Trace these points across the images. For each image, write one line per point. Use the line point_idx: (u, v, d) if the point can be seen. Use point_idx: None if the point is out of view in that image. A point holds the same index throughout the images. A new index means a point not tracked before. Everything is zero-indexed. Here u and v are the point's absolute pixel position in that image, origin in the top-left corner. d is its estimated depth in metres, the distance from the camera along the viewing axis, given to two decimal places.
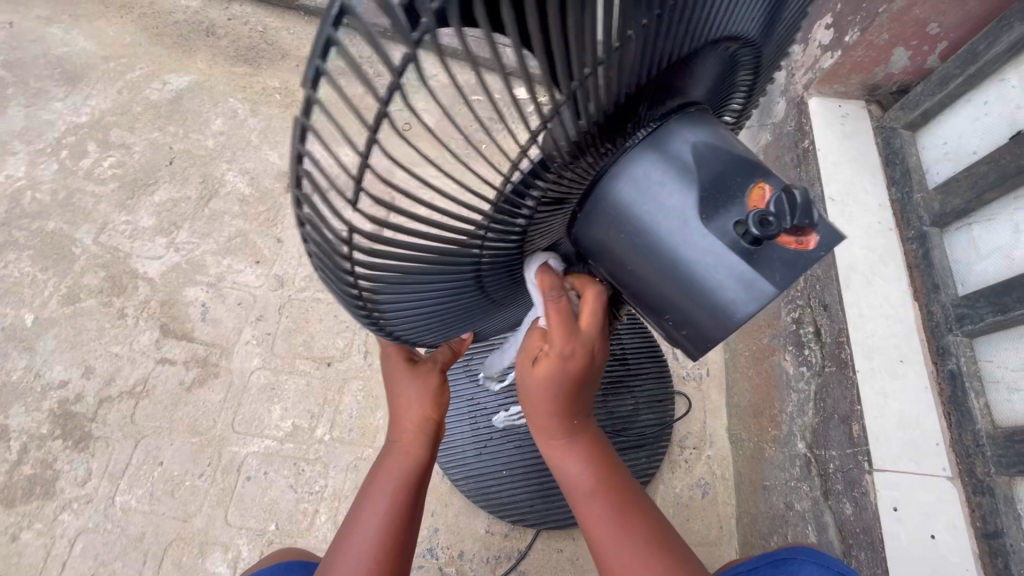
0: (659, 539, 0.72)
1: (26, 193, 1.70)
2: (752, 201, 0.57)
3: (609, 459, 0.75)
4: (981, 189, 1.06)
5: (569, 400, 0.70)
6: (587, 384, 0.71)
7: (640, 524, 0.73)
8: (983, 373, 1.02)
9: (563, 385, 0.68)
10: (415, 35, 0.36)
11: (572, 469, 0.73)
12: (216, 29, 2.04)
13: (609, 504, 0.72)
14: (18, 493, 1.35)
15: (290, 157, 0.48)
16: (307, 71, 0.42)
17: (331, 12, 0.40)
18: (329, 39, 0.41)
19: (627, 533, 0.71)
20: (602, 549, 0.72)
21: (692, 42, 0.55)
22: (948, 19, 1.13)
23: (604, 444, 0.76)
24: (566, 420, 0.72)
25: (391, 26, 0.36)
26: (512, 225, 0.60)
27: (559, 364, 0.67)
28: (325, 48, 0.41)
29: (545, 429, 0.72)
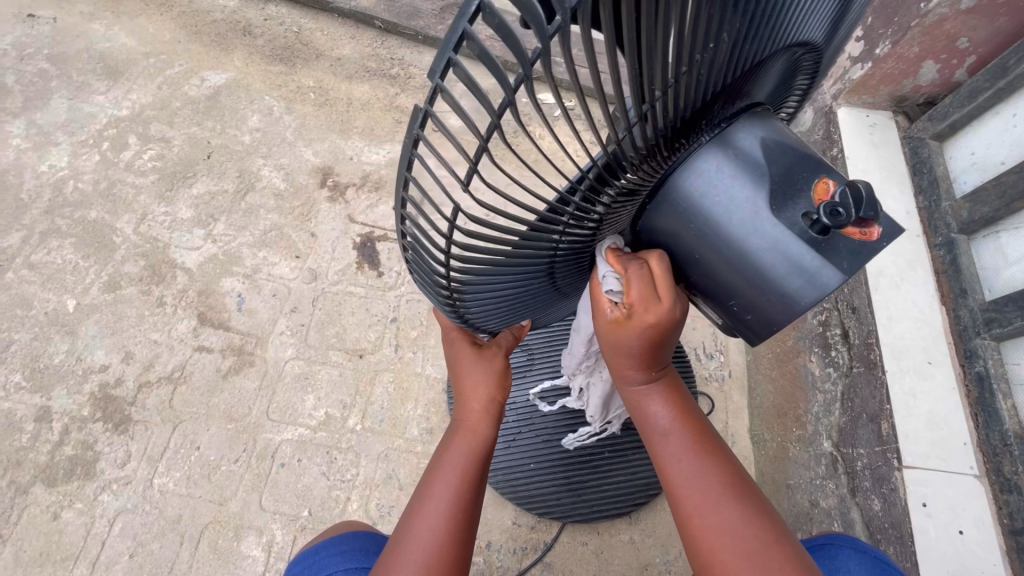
0: (738, 484, 0.73)
1: (68, 183, 1.75)
2: (818, 194, 0.62)
3: (688, 408, 0.79)
4: (1009, 199, 1.10)
5: (652, 353, 0.73)
6: (670, 342, 0.72)
7: (719, 468, 0.74)
8: (1010, 376, 1.05)
9: (645, 343, 0.71)
10: (550, 30, 0.41)
11: (652, 411, 0.78)
12: (254, 29, 2.11)
13: (687, 444, 0.75)
14: (59, 473, 1.38)
15: (409, 143, 0.57)
16: (438, 62, 0.48)
17: (468, 9, 0.45)
18: (463, 32, 0.46)
19: (703, 469, 0.74)
20: (679, 487, 0.73)
21: (768, 47, 0.61)
22: (978, 34, 1.17)
23: (684, 394, 0.80)
24: (647, 370, 0.76)
25: (532, 22, 0.40)
26: (591, 215, 0.65)
27: (642, 326, 0.69)
28: (457, 42, 0.47)
29: (625, 375, 0.77)
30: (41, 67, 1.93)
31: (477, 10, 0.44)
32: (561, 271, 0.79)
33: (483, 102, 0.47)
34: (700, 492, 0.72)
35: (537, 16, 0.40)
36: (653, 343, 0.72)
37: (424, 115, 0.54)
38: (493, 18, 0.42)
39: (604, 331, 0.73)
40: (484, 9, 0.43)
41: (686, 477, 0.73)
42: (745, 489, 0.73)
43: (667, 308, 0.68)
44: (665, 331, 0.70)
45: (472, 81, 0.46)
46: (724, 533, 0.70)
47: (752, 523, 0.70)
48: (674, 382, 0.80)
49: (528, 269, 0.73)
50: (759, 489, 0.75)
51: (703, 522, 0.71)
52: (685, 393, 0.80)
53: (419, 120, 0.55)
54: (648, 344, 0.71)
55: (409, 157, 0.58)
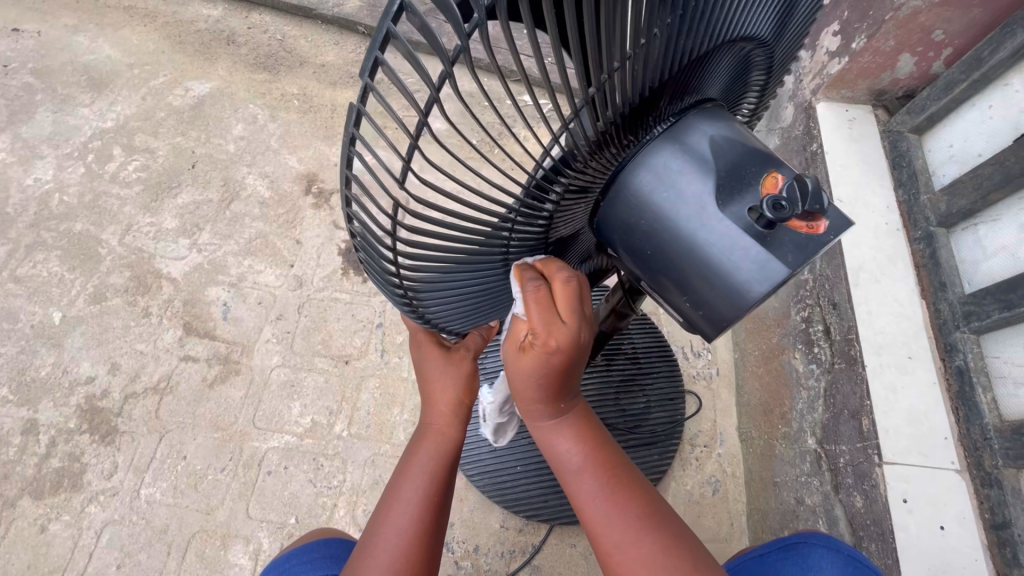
0: (652, 515, 0.75)
1: (54, 196, 1.75)
2: (766, 188, 0.63)
3: (598, 439, 0.81)
4: (986, 190, 1.10)
5: (558, 383, 0.75)
6: (575, 369, 0.75)
7: (633, 501, 0.76)
8: (990, 369, 1.05)
9: (551, 371, 0.73)
10: (467, 27, 0.42)
11: (563, 448, 0.79)
12: (237, 38, 2.12)
13: (600, 481, 0.77)
14: (47, 485, 1.39)
15: (346, 142, 0.57)
16: (367, 60, 0.49)
17: (392, 9, 0.46)
18: (388, 32, 0.46)
19: (617, 507, 0.75)
20: (595, 523, 0.75)
21: (708, 41, 0.61)
22: (953, 26, 1.16)
23: (595, 426, 0.82)
24: (555, 401, 0.78)
25: (448, 20, 0.41)
26: (539, 211, 0.66)
27: (545, 358, 0.71)
28: (384, 40, 0.48)
29: (534, 411, 0.78)
30: (26, 81, 1.93)
31: (401, 9, 0.45)
32: None
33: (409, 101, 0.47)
34: (619, 530, 0.74)
35: (453, 15, 0.41)
36: (557, 375, 0.73)
37: (358, 113, 0.54)
38: (415, 17, 0.43)
39: (511, 361, 0.74)
40: (406, 8, 0.43)
41: (602, 514, 0.75)
42: (660, 519, 0.75)
43: (573, 331, 0.71)
44: (571, 357, 0.72)
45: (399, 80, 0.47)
46: (645, 568, 0.71)
47: (670, 557, 0.72)
48: (584, 415, 0.82)
49: (482, 268, 0.74)
50: (676, 517, 0.77)
51: (624, 559, 0.72)
52: (598, 426, 0.82)
53: (354, 118, 0.55)
54: (554, 372, 0.73)
55: (348, 156, 0.59)
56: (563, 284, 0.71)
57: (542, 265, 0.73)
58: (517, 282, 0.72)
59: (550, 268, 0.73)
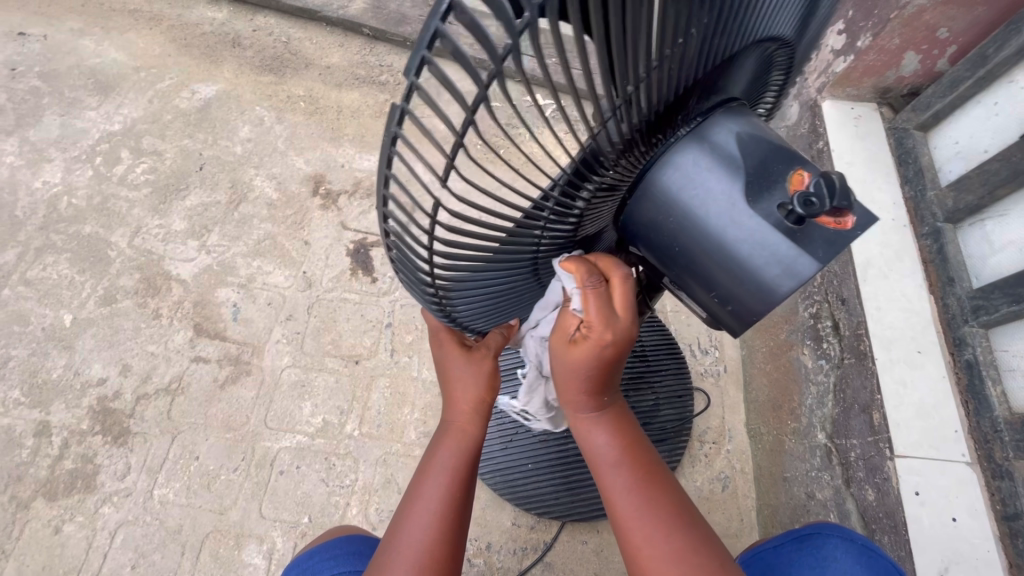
0: (682, 513, 0.77)
1: (63, 199, 1.76)
2: (793, 185, 0.64)
3: (633, 437, 0.83)
4: (993, 185, 1.11)
5: (605, 377, 0.76)
6: (619, 366, 0.77)
7: (664, 498, 0.77)
8: (999, 362, 1.06)
9: (601, 364, 0.74)
10: (518, 26, 0.44)
11: (598, 440, 0.81)
12: (242, 40, 2.13)
13: (632, 476, 0.79)
14: (60, 487, 1.39)
15: (388, 139, 0.59)
16: (413, 60, 0.51)
17: (438, 8, 0.47)
18: (435, 31, 0.48)
19: (647, 502, 0.77)
20: (623, 517, 0.77)
21: (737, 41, 0.63)
22: (957, 24, 1.18)
23: (630, 423, 0.85)
24: (596, 397, 0.80)
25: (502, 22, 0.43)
26: (570, 210, 0.67)
27: (598, 348, 0.73)
28: (430, 39, 0.49)
29: (574, 402, 0.81)
30: (33, 84, 1.94)
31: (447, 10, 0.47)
32: (545, 267, 0.81)
33: (458, 100, 0.51)
34: (647, 525, 0.75)
35: (507, 16, 0.43)
36: (605, 369, 0.75)
37: (401, 112, 0.56)
38: (464, 17, 0.45)
39: (562, 351, 0.75)
40: (455, 7, 0.45)
41: (632, 507, 0.76)
42: (690, 518, 0.77)
43: (627, 329, 0.73)
44: (621, 352, 0.74)
45: (448, 79, 0.50)
46: (672, 563, 0.72)
47: (696, 554, 0.73)
48: (620, 413, 0.85)
49: (512, 266, 0.75)
50: (703, 519, 0.78)
51: (652, 555, 0.73)
52: (632, 426, 0.84)
53: (396, 117, 0.56)
54: (602, 364, 0.74)
55: (388, 154, 0.60)
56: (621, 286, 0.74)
57: (600, 262, 0.76)
58: (575, 272, 0.73)
59: (606, 266, 0.75)
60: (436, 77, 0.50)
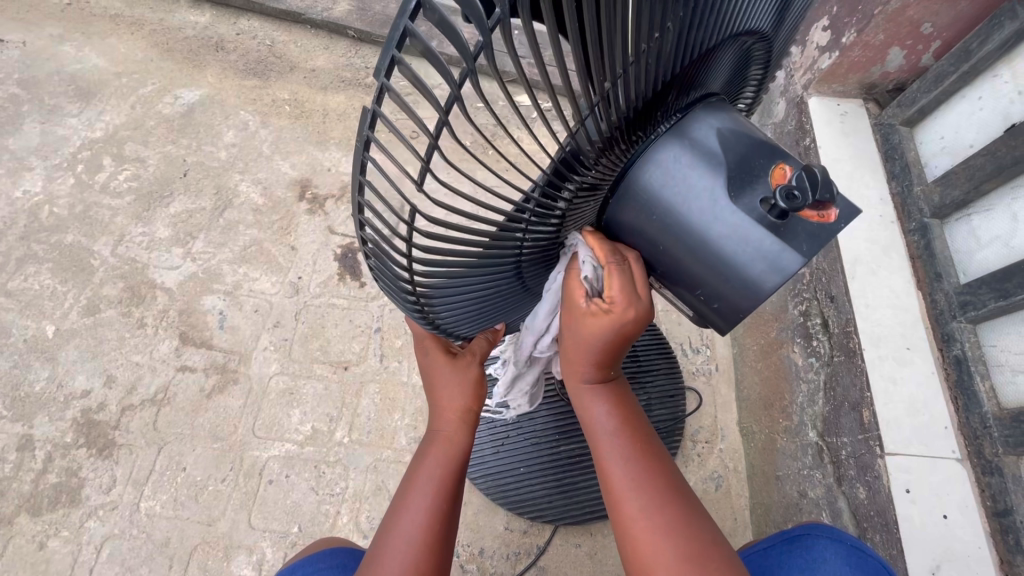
0: (677, 489, 0.77)
1: (44, 208, 1.73)
2: (775, 179, 0.63)
3: (633, 412, 0.84)
4: (979, 180, 1.10)
5: (614, 349, 0.78)
6: (633, 340, 0.78)
7: (659, 473, 0.78)
8: (988, 357, 1.06)
9: (618, 335, 0.75)
10: (489, 24, 0.43)
11: (598, 410, 0.83)
12: (226, 44, 2.10)
13: (628, 446, 0.80)
14: (44, 502, 1.37)
15: (359, 146, 0.58)
16: (383, 61, 0.51)
17: (408, 7, 0.47)
18: (405, 30, 0.48)
19: (642, 472, 0.77)
20: (616, 484, 0.77)
21: (714, 35, 0.62)
22: (941, 18, 1.17)
23: (630, 400, 0.86)
24: (599, 368, 0.82)
25: (472, 17, 0.42)
26: (551, 212, 0.67)
27: (617, 319, 0.73)
28: (400, 40, 0.49)
29: (578, 372, 0.82)
30: (12, 91, 1.91)
31: (417, 8, 0.47)
32: (529, 271, 0.80)
33: (431, 100, 0.49)
34: (640, 493, 0.75)
35: (475, 11, 0.42)
36: (618, 340, 0.76)
37: (372, 116, 0.55)
38: (433, 15, 0.44)
39: (583, 322, 0.77)
40: (425, 6, 0.44)
41: (625, 476, 0.77)
42: (684, 495, 0.77)
43: (646, 308, 0.73)
44: (637, 326, 0.75)
45: (418, 78, 0.49)
46: (662, 532, 0.72)
47: (686, 524, 0.73)
48: (621, 390, 0.86)
49: (494, 271, 0.74)
50: (694, 497, 0.78)
51: (641, 519, 0.74)
52: (632, 403, 0.85)
53: (368, 121, 0.56)
54: (620, 336, 0.76)
55: (360, 160, 0.59)
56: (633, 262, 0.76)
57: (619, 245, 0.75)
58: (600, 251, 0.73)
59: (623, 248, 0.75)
60: (405, 77, 0.49)
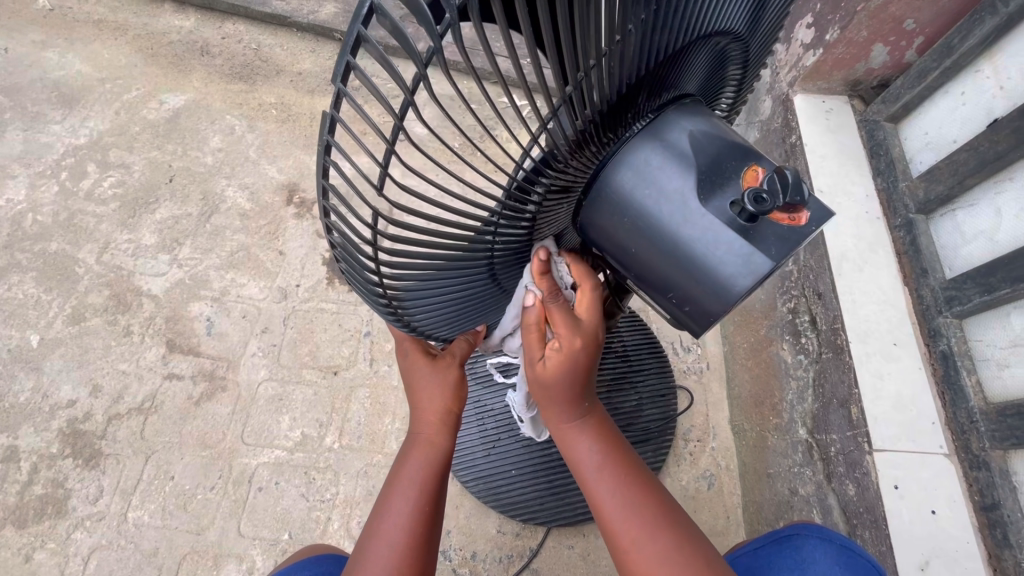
0: (666, 511, 0.77)
1: (27, 216, 1.71)
2: (747, 181, 0.64)
3: (614, 438, 0.82)
4: (962, 175, 1.10)
5: (580, 384, 0.78)
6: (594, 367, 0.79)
7: (648, 497, 0.77)
8: (974, 352, 1.06)
9: (576, 373, 0.77)
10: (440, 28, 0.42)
11: (581, 447, 0.80)
12: (211, 48, 2.08)
13: (616, 479, 0.78)
14: (30, 514, 1.36)
15: (321, 149, 0.57)
16: (338, 66, 0.50)
17: (361, 11, 0.46)
18: (359, 35, 0.47)
19: (632, 504, 0.76)
20: (610, 522, 0.76)
21: (684, 35, 0.62)
22: (923, 14, 1.17)
23: (610, 424, 0.83)
24: (574, 402, 0.79)
25: (421, 20, 0.41)
26: (521, 213, 0.66)
27: (568, 359, 0.75)
28: (355, 44, 0.49)
29: (555, 411, 0.80)
30: None
31: (370, 12, 0.46)
32: (504, 273, 0.80)
33: (386, 106, 0.48)
34: (633, 527, 0.75)
35: (425, 16, 0.41)
36: (580, 374, 0.77)
37: (332, 120, 0.55)
38: (385, 19, 0.43)
39: (535, 366, 0.77)
40: (377, 9, 0.44)
41: (618, 513, 0.76)
42: (673, 513, 0.78)
43: (592, 331, 0.78)
44: (592, 355, 0.78)
45: (372, 83, 0.48)
46: (660, 561, 0.73)
47: (681, 547, 0.74)
48: (600, 416, 0.83)
49: (468, 273, 0.74)
50: (681, 507, 0.80)
51: (638, 551, 0.74)
52: (611, 426, 0.83)
53: (327, 126, 0.55)
54: (575, 372, 0.77)
55: (324, 164, 0.59)
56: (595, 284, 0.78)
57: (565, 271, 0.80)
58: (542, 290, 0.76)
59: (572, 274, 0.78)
60: (362, 83, 0.49)
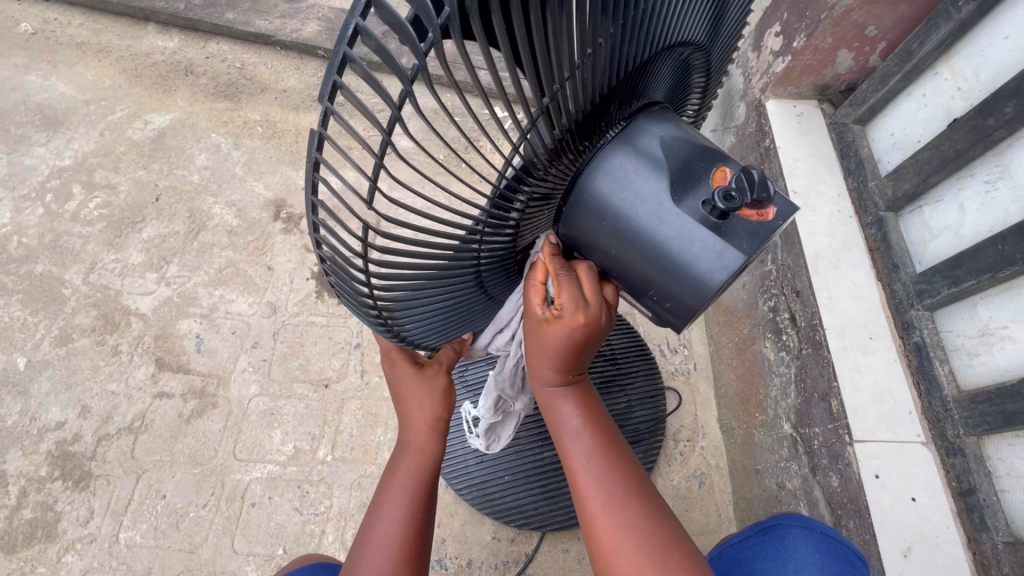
0: (640, 489, 0.79)
1: (12, 239, 1.71)
2: (716, 181, 0.67)
3: (597, 412, 0.85)
4: (926, 174, 1.15)
5: (572, 356, 0.80)
6: (590, 346, 0.80)
7: (623, 473, 0.80)
8: (945, 343, 1.10)
9: (572, 344, 0.77)
10: (424, 47, 0.45)
11: (565, 413, 0.84)
12: (195, 68, 2.10)
13: (594, 448, 0.81)
14: (19, 539, 1.35)
15: (310, 166, 0.59)
16: (325, 86, 0.52)
17: (346, 33, 0.49)
18: (345, 56, 0.50)
19: (607, 475, 0.79)
20: (582, 487, 0.79)
21: (651, 47, 0.66)
22: (884, 21, 1.22)
23: (594, 399, 0.87)
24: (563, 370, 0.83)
25: (404, 40, 0.44)
26: (505, 221, 0.69)
27: (569, 328, 0.76)
28: (341, 65, 0.51)
29: (541, 376, 0.83)
30: None
31: (355, 33, 0.49)
32: (490, 280, 0.83)
33: (373, 123, 0.50)
34: (606, 496, 0.78)
35: (408, 36, 0.44)
36: (574, 348, 0.78)
37: (320, 138, 0.57)
38: (370, 40, 0.46)
39: (535, 331, 0.79)
40: (361, 31, 0.46)
41: (592, 480, 0.79)
42: (647, 493, 0.80)
43: (598, 312, 0.76)
44: (591, 333, 0.77)
45: (359, 100, 0.50)
46: (626, 534, 0.75)
47: (649, 525, 0.76)
48: (586, 390, 0.87)
49: (455, 282, 0.76)
50: (660, 497, 0.81)
51: (607, 520, 0.76)
52: (596, 401, 0.87)
53: (316, 143, 0.58)
54: (573, 344, 0.77)
55: (313, 180, 0.61)
56: (603, 265, 0.76)
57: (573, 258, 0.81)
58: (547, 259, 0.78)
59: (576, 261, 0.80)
60: (349, 100, 0.51)
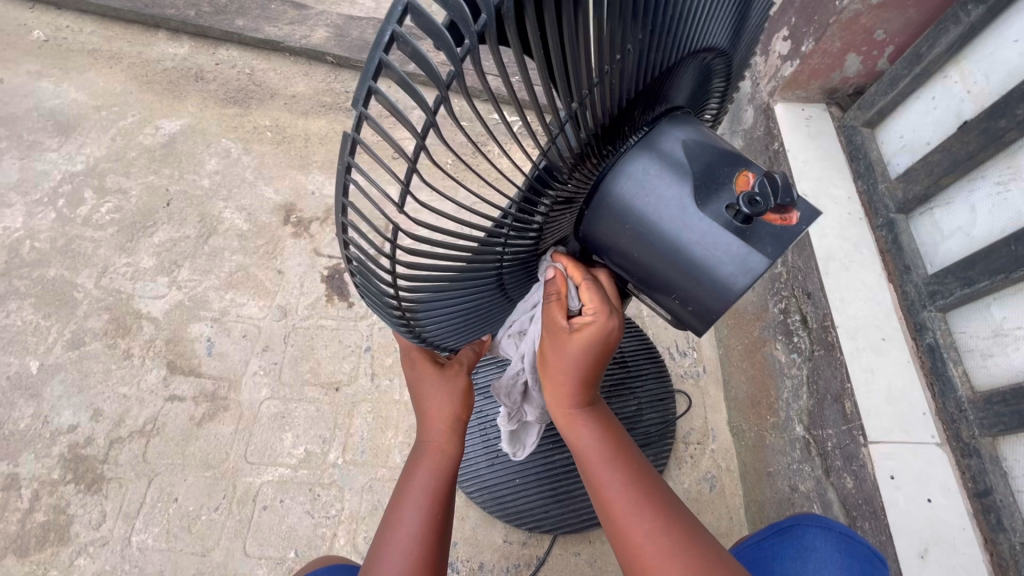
0: (672, 506, 0.80)
1: (25, 243, 1.72)
2: (740, 185, 0.68)
3: (618, 434, 0.86)
4: (937, 175, 1.16)
5: (594, 368, 0.82)
6: (609, 356, 0.83)
7: (653, 491, 0.80)
8: (959, 344, 1.11)
9: (595, 353, 0.80)
10: (460, 54, 0.46)
11: (587, 440, 0.84)
12: (205, 74, 2.12)
13: (620, 471, 0.81)
14: (32, 541, 1.35)
15: (341, 169, 0.60)
16: (359, 92, 0.53)
17: (381, 41, 0.50)
18: (380, 63, 0.50)
19: (639, 499, 0.79)
20: (617, 515, 0.78)
21: (676, 53, 0.66)
22: (892, 25, 1.23)
23: (612, 421, 0.87)
24: (583, 391, 0.84)
25: (441, 47, 0.45)
26: (529, 224, 0.70)
27: (593, 335, 0.79)
28: (375, 71, 0.52)
29: (564, 400, 0.84)
30: None
31: (391, 40, 0.49)
32: (511, 282, 0.83)
33: (407, 129, 0.51)
34: (642, 520, 0.77)
35: (445, 44, 0.44)
36: (595, 359, 0.81)
37: (352, 143, 0.58)
38: (407, 47, 0.47)
39: (559, 341, 0.80)
40: (398, 38, 0.47)
41: (626, 507, 0.78)
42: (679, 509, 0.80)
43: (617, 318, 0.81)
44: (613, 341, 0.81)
45: (393, 105, 0.51)
46: (670, 556, 0.74)
47: (690, 542, 0.76)
48: (604, 413, 0.88)
49: (477, 283, 0.77)
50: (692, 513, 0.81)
51: (649, 545, 0.75)
52: (616, 424, 0.87)
53: (348, 148, 0.58)
54: (597, 352, 0.80)
55: (343, 183, 0.62)
56: (623, 273, 0.78)
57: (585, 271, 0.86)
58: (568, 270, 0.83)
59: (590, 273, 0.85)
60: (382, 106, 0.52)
